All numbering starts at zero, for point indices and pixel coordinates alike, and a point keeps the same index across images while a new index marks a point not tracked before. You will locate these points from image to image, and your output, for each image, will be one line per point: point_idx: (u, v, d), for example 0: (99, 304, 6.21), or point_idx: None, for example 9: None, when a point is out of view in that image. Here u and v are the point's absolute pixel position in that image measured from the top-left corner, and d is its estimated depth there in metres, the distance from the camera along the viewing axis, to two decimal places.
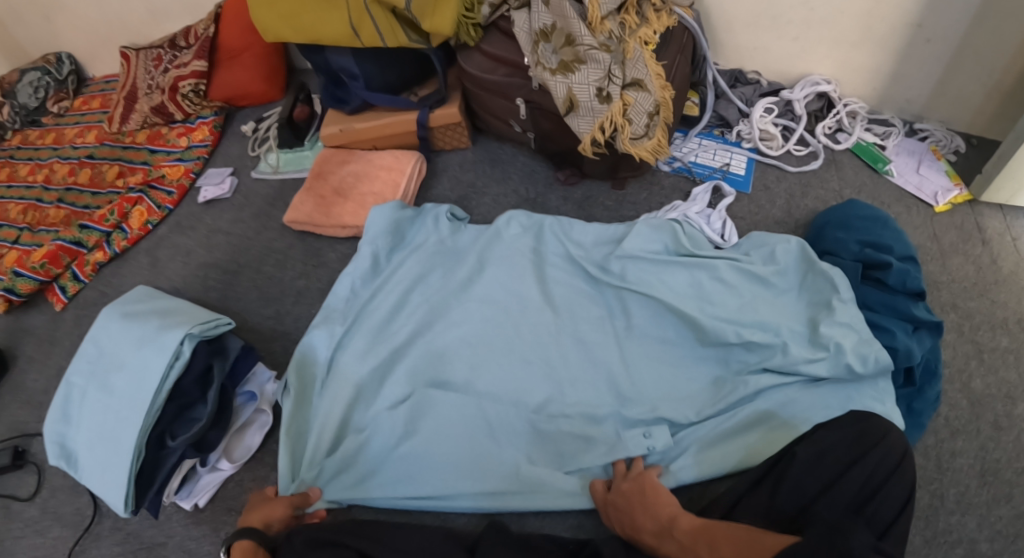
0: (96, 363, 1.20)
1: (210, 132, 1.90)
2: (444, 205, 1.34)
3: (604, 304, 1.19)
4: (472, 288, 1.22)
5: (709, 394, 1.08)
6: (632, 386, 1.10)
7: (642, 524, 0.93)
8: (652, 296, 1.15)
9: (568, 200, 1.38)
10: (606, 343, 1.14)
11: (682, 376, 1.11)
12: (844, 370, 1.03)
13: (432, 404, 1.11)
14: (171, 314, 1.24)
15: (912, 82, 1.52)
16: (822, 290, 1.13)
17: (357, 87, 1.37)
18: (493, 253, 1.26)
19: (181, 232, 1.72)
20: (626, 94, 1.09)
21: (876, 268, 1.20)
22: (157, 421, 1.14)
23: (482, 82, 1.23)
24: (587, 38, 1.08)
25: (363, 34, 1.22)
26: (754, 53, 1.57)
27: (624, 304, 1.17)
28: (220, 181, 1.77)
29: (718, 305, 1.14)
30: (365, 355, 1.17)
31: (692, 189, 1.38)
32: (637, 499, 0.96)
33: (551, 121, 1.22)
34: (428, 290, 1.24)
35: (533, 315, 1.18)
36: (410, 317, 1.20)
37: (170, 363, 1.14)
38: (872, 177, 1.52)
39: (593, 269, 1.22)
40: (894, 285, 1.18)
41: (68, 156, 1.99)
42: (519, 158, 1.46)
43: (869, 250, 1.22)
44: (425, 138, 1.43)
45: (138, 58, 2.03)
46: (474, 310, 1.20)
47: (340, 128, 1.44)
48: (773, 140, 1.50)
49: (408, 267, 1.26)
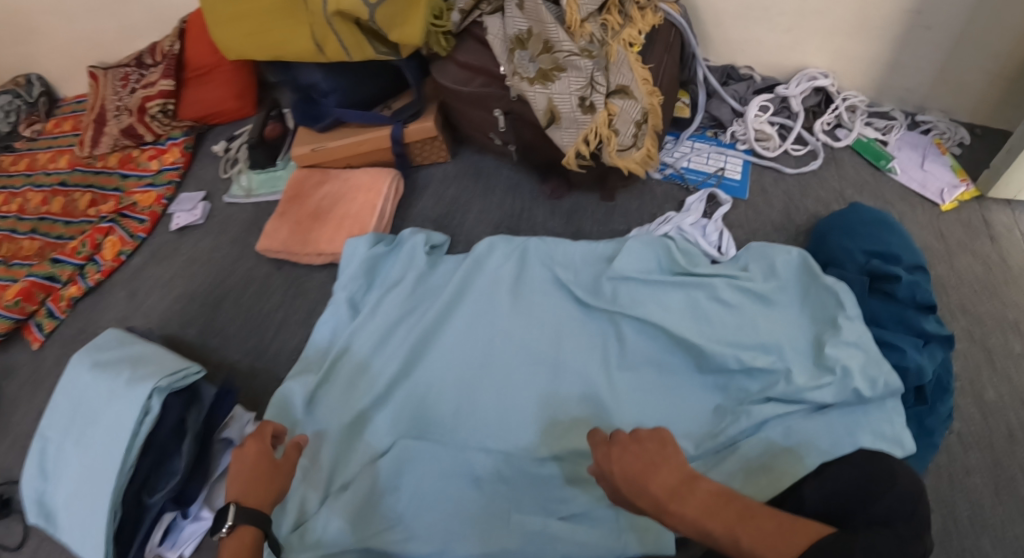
0: (68, 417, 1.12)
1: (182, 154, 1.82)
2: (420, 232, 1.26)
3: (594, 334, 1.11)
4: (452, 326, 1.14)
5: (712, 425, 1.02)
6: (627, 424, 1.03)
7: (654, 478, 0.76)
8: (646, 323, 1.08)
9: (555, 214, 1.29)
10: (597, 378, 1.07)
11: (680, 406, 1.04)
12: (852, 395, 0.96)
13: (415, 458, 1.03)
14: (141, 360, 1.15)
15: (910, 71, 1.43)
16: (826, 305, 1.06)
17: (329, 103, 1.29)
18: (471, 285, 1.18)
19: (157, 262, 1.63)
20: (611, 103, 1.01)
21: (885, 279, 1.12)
22: (131, 479, 1.06)
23: (457, 94, 1.15)
24: (565, 45, 0.98)
25: (328, 49, 1.14)
26: (745, 47, 1.48)
27: (616, 336, 1.10)
28: (193, 207, 1.68)
29: (717, 326, 1.06)
30: (343, 405, 1.09)
31: (685, 198, 1.29)
32: (651, 455, 0.79)
33: (533, 131, 1.13)
34: (405, 327, 1.15)
35: (520, 351, 1.11)
36: (386, 358, 1.12)
37: (139, 418, 1.06)
38: (874, 175, 1.45)
39: (580, 299, 1.14)
40: (905, 297, 1.09)
41: (41, 183, 1.90)
42: (502, 169, 1.38)
43: (876, 261, 1.14)
44: (402, 154, 1.34)
45: (106, 77, 1.92)
46: (455, 350, 1.12)
47: (311, 147, 1.35)
48: (769, 141, 1.41)
49: (384, 305, 1.18)
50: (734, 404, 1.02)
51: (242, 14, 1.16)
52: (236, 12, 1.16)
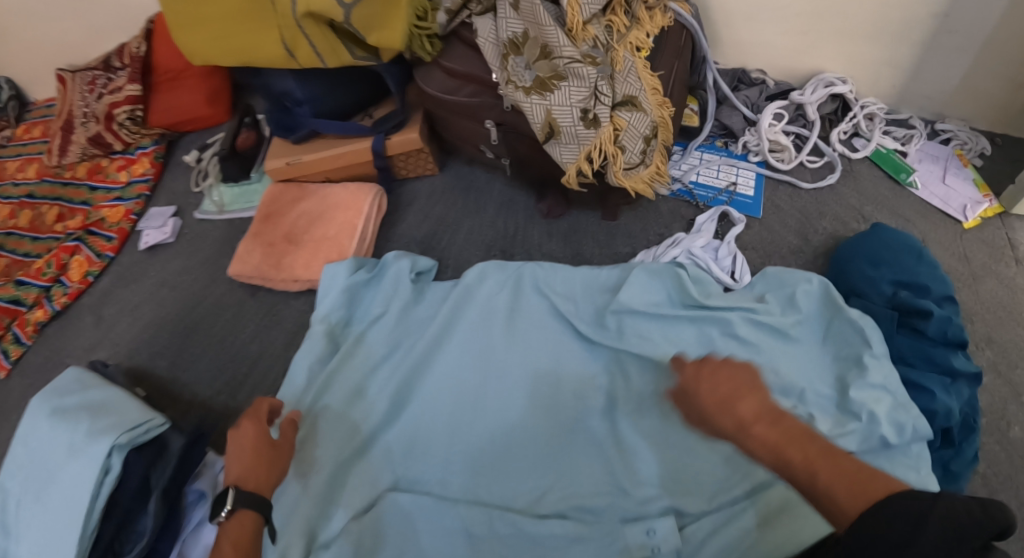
0: (25, 472, 0.99)
1: (152, 165, 1.69)
2: (404, 257, 1.14)
3: (598, 373, 1.01)
4: (441, 364, 1.04)
5: (727, 476, 0.90)
6: (637, 475, 0.92)
7: (733, 405, 0.71)
8: (655, 363, 0.98)
9: (552, 235, 1.18)
10: (600, 425, 0.97)
11: (695, 453, 0.93)
12: (878, 443, 0.87)
13: (401, 513, 0.92)
14: (103, 408, 1.03)
15: (932, 77, 1.32)
16: (851, 342, 0.96)
17: (303, 113, 1.17)
18: (461, 318, 1.07)
19: (125, 285, 1.51)
20: (617, 117, 0.90)
21: (913, 313, 1.02)
22: (93, 546, 0.94)
23: (444, 104, 1.03)
24: (567, 50, 0.87)
25: (301, 55, 1.02)
26: (757, 50, 1.35)
27: (622, 377, 1.00)
28: (163, 223, 1.56)
29: None
30: (319, 454, 0.97)
31: (695, 217, 1.19)
32: (736, 384, 0.72)
33: (529, 146, 1.02)
34: (390, 366, 1.05)
35: (516, 392, 1.00)
36: (370, 402, 1.02)
37: (98, 479, 0.94)
38: (894, 190, 1.34)
39: (580, 334, 1.03)
40: (936, 335, 1.00)
41: (8, 196, 1.72)
42: (495, 185, 1.26)
43: (905, 294, 1.04)
44: (385, 168, 1.23)
45: (74, 80, 1.75)
46: (446, 391, 1.02)
47: (286, 161, 1.23)
48: (784, 152, 1.30)
49: (367, 342, 1.07)
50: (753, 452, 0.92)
51: (205, 16, 1.04)
52: (197, 13, 1.04)
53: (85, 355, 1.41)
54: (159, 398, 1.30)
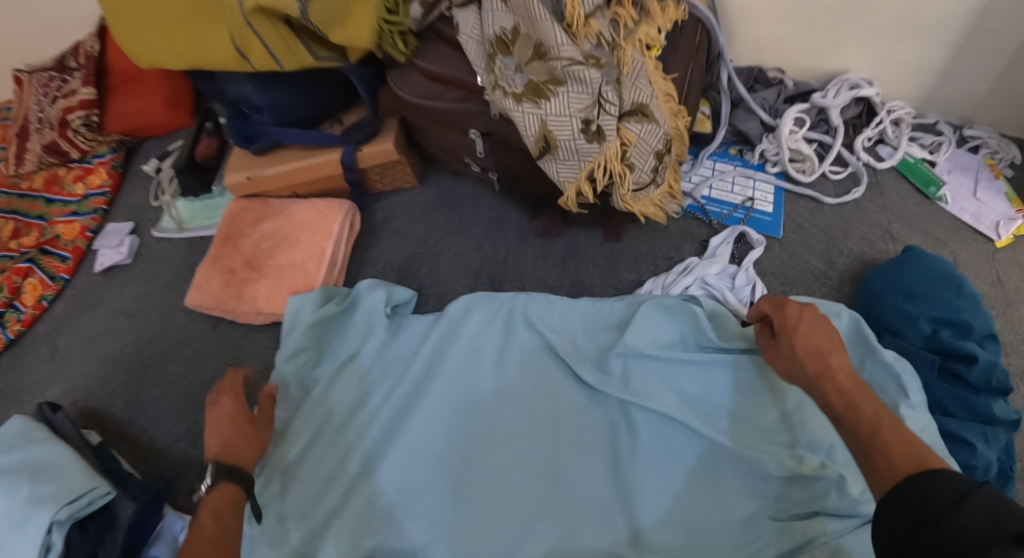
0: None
1: (109, 175, 1.54)
2: (375, 285, 1.00)
3: (603, 421, 0.88)
4: (424, 410, 0.91)
5: (747, 544, 0.78)
6: (648, 542, 0.80)
7: (819, 352, 0.71)
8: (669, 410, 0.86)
9: (548, 259, 1.05)
10: (605, 483, 0.84)
11: (715, 515, 0.80)
12: None
13: None
14: (43, 470, 0.93)
15: (963, 79, 1.17)
16: (885, 390, 0.87)
17: (262, 121, 1.04)
18: (448, 356, 0.94)
19: (80, 312, 1.37)
20: (625, 129, 0.78)
21: (953, 356, 0.90)
22: None
23: (422, 112, 0.89)
24: (565, 50, 0.73)
25: (253, 57, 0.88)
26: (775, 46, 1.21)
27: (631, 425, 0.87)
28: (119, 242, 1.42)
29: (752, 417, 0.85)
30: (289, 516, 0.85)
31: (709, 239, 1.06)
32: (825, 337, 0.72)
33: (521, 160, 0.89)
34: (365, 412, 0.92)
35: (509, 443, 0.88)
36: (344, 455, 0.89)
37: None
38: (921, 205, 1.20)
39: (582, 375, 0.91)
40: (979, 383, 0.88)
41: None
42: (482, 201, 1.12)
43: (946, 334, 0.91)
44: (356, 182, 1.09)
45: (30, 82, 1.54)
46: (431, 441, 0.89)
47: (247, 175, 1.09)
48: (806, 162, 1.17)
49: (340, 385, 0.94)
50: (782, 517, 0.79)
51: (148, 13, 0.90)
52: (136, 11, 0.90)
53: (39, 392, 1.28)
54: (118, 443, 1.19)
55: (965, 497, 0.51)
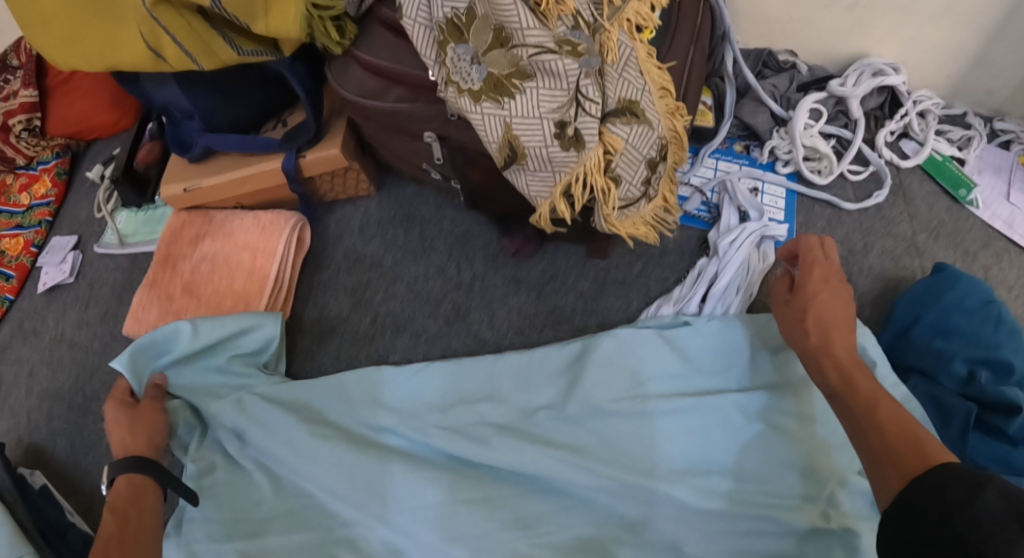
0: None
1: (53, 184, 1.40)
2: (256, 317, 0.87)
3: (586, 482, 0.72)
4: (370, 470, 0.76)
5: None
6: None
7: (825, 323, 0.68)
8: (660, 468, 0.73)
9: (520, 283, 0.92)
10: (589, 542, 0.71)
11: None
12: None
13: None
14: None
15: (1000, 68, 1.02)
16: None
17: (194, 127, 0.91)
18: (400, 408, 0.81)
19: (23, 339, 1.23)
20: (609, 132, 0.64)
21: (992, 406, 0.76)
22: None
23: (369, 113, 0.75)
24: (534, 33, 0.59)
25: (168, 54, 0.75)
26: (789, 27, 1.07)
27: (618, 490, 0.72)
28: (62, 259, 1.29)
29: (760, 467, 0.72)
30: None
31: (709, 236, 0.92)
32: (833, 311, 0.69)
33: (485, 169, 0.75)
34: (312, 459, 0.76)
35: (482, 494, 0.74)
36: (282, 523, 0.75)
37: None
38: (951, 211, 1.03)
39: (557, 431, 0.77)
40: (1020, 436, 0.73)
41: None
42: (447, 213, 0.99)
43: (983, 377, 0.77)
44: (303, 194, 0.95)
45: None
46: (381, 509, 0.74)
47: (184, 187, 0.95)
48: (821, 161, 1.03)
49: (269, 442, 0.78)
50: None
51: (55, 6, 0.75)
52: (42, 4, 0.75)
53: None
54: (59, 490, 1.06)
55: (975, 485, 0.46)
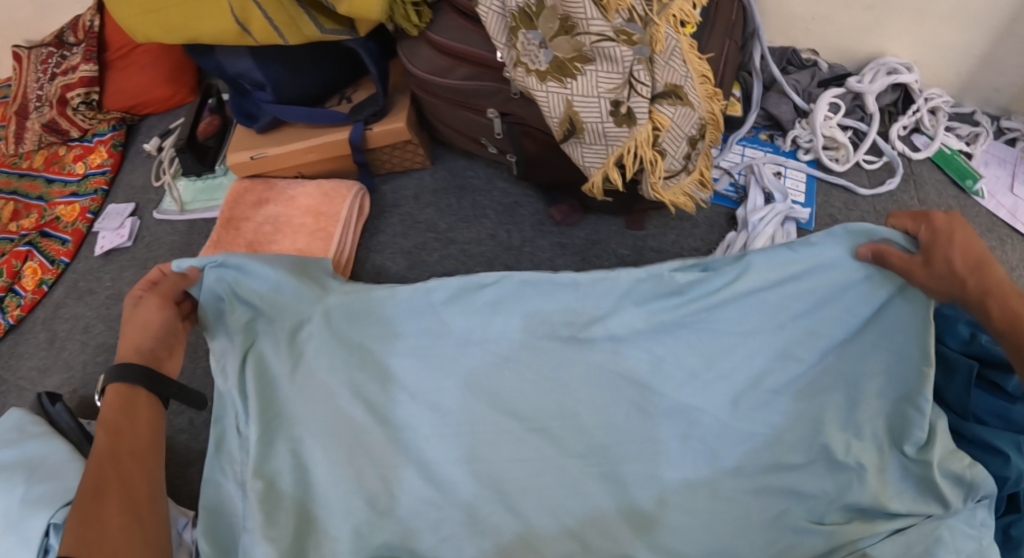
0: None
1: (109, 154, 1.48)
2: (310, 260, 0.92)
3: (605, 404, 0.82)
4: (402, 412, 0.82)
5: (769, 540, 0.74)
6: (667, 522, 0.77)
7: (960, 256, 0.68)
8: (691, 431, 0.80)
9: (565, 248, 1.01)
10: (619, 465, 0.80)
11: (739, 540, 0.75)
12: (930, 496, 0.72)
13: None
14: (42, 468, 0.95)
15: (1007, 66, 1.09)
16: None
17: (264, 98, 0.99)
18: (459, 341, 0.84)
19: (78, 297, 1.32)
20: (657, 112, 0.73)
21: (991, 363, 0.77)
22: None
23: (435, 89, 0.85)
24: (595, 24, 0.69)
25: (255, 29, 0.85)
26: (810, 25, 1.15)
27: (640, 422, 0.81)
28: (120, 224, 1.37)
29: (777, 399, 0.80)
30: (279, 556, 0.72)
31: (737, 212, 1.01)
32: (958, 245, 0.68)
33: (540, 142, 0.84)
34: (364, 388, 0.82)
35: (509, 426, 0.82)
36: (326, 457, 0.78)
37: None
38: (958, 198, 1.11)
39: (596, 376, 0.83)
40: (1018, 392, 0.75)
41: None
42: (496, 184, 1.08)
43: None
44: (364, 164, 1.04)
45: (31, 58, 1.53)
46: (417, 432, 0.81)
47: (250, 155, 1.03)
48: (839, 150, 1.11)
49: (306, 386, 0.81)
50: (819, 521, 0.74)
51: None
52: None
53: (38, 380, 1.24)
54: None
55: None
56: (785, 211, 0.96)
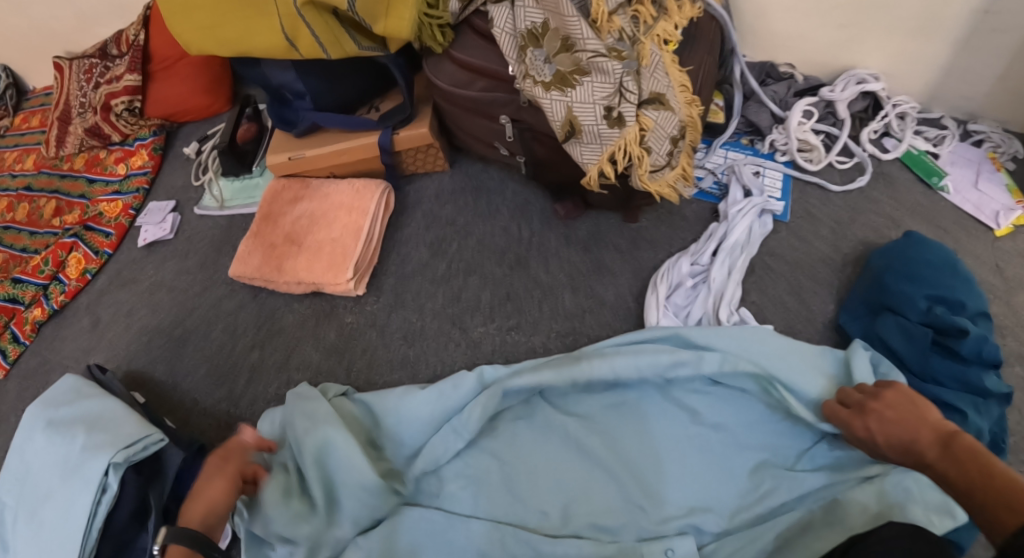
0: (22, 489, 1.01)
1: (150, 157, 1.62)
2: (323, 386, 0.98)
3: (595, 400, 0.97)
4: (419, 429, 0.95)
5: (749, 487, 0.88)
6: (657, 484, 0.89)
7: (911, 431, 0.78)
8: (672, 412, 0.94)
9: (570, 240, 1.14)
10: (618, 437, 0.93)
11: (723, 502, 0.88)
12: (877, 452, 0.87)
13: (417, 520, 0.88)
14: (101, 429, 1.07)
15: (972, 76, 1.21)
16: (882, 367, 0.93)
17: (304, 105, 1.13)
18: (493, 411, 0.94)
19: (122, 285, 1.45)
20: (644, 115, 0.86)
21: (946, 331, 0.95)
22: None
23: (454, 98, 0.98)
24: (591, 43, 0.82)
25: (301, 45, 0.98)
26: (789, 42, 1.28)
27: (625, 410, 0.95)
28: (161, 219, 1.51)
29: (728, 403, 0.94)
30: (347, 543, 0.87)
31: (720, 206, 1.13)
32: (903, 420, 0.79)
33: (547, 145, 0.97)
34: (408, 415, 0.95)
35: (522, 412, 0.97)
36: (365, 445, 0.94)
37: (96, 499, 0.94)
38: (925, 195, 1.23)
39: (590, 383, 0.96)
40: (970, 356, 0.92)
41: (6, 188, 1.65)
42: (508, 185, 1.22)
43: (941, 310, 0.96)
44: (392, 165, 1.18)
45: (71, 69, 1.66)
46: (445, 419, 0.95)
47: (289, 156, 1.17)
48: (813, 152, 1.24)
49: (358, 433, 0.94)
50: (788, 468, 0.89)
51: (204, 2, 0.98)
52: (198, 4, 0.98)
53: (83, 358, 1.36)
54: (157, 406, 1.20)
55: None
56: (760, 205, 1.10)
